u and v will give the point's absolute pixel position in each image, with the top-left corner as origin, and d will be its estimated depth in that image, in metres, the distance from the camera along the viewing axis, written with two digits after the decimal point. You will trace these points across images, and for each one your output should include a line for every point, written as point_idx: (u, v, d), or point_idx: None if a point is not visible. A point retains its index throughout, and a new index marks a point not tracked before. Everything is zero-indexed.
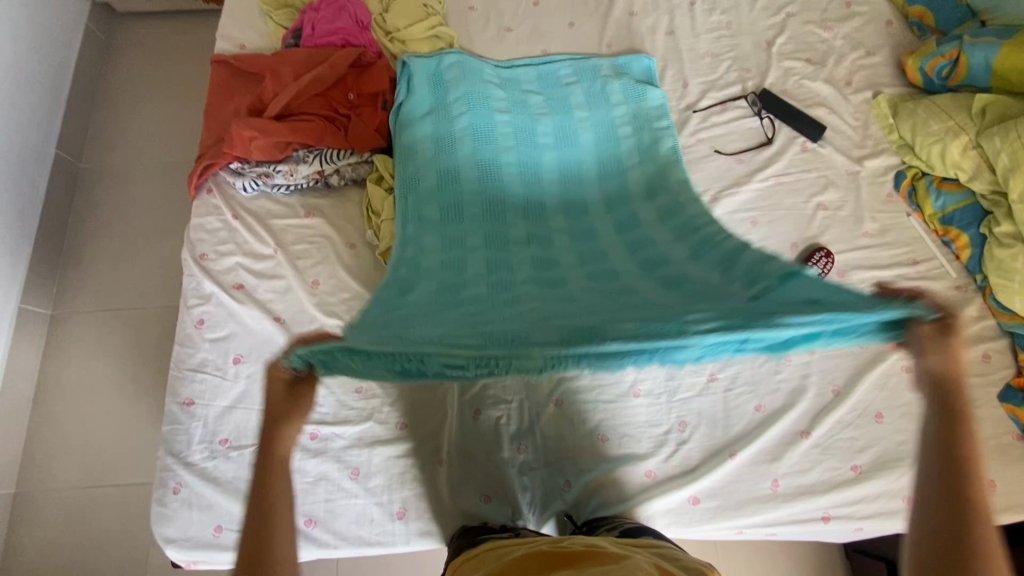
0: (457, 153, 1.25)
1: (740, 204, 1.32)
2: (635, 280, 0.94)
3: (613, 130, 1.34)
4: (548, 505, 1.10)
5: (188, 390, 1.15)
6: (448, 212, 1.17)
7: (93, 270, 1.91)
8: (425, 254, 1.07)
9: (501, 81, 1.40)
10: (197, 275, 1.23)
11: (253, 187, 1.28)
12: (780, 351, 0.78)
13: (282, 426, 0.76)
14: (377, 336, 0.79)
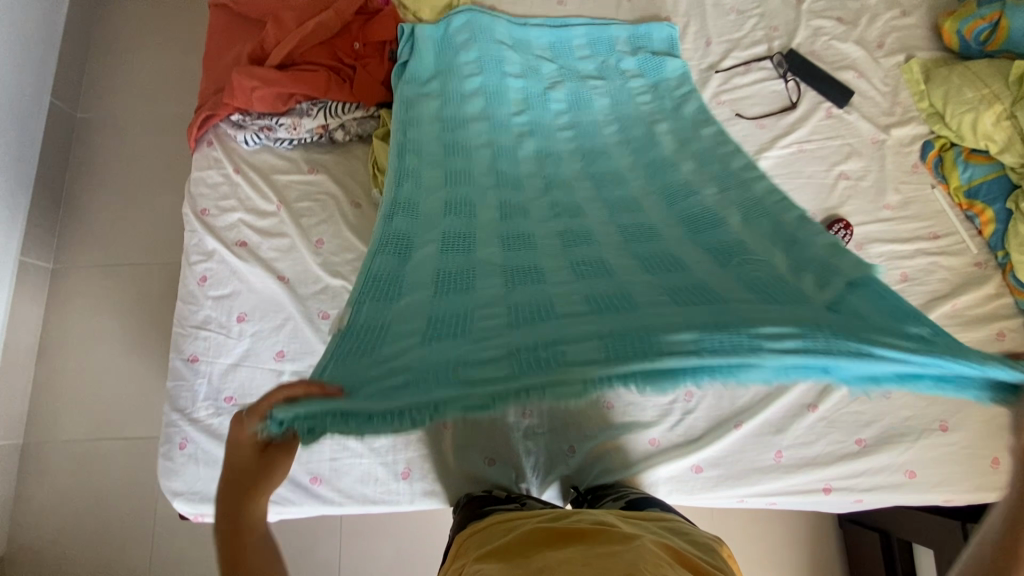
0: (466, 118, 1.18)
1: (759, 171, 1.27)
2: (706, 275, 0.80)
3: (630, 99, 1.26)
4: (553, 469, 1.09)
5: (192, 347, 1.15)
6: (453, 176, 1.05)
7: (93, 224, 1.88)
8: (426, 219, 0.97)
9: (512, 43, 1.33)
10: (199, 230, 1.20)
11: (255, 140, 1.23)
12: (869, 386, 0.67)
13: (266, 479, 0.78)
14: (379, 373, 0.66)
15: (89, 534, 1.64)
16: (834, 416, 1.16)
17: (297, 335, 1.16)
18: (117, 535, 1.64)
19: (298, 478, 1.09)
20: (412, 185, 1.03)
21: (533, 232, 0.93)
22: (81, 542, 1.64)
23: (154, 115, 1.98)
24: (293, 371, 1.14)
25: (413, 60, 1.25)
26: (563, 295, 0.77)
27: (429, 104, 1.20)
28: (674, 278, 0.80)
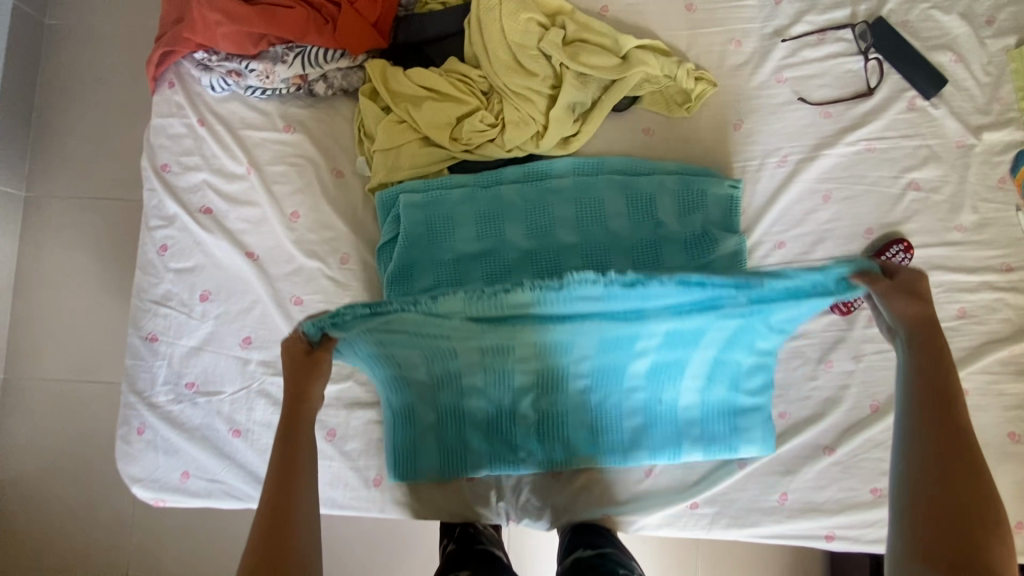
0: (459, 264, 1.02)
1: (814, 172, 1.07)
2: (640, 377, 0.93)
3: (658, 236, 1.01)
4: (539, 499, 1.03)
5: (152, 324, 1.04)
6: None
7: (60, 151, 1.69)
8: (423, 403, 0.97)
9: (522, 176, 1.04)
10: (158, 190, 1.05)
11: (222, 86, 1.05)
12: (767, 307, 0.74)
13: (313, 383, 0.73)
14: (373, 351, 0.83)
15: (73, 474, 1.63)
16: (852, 461, 1.05)
17: (266, 321, 1.04)
18: (102, 479, 1.63)
19: (263, 476, 1.02)
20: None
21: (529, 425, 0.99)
22: (66, 483, 1.63)
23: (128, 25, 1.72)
24: (260, 360, 1.04)
25: (402, 189, 1.02)
26: (524, 416, 0.99)
27: (414, 220, 1.01)
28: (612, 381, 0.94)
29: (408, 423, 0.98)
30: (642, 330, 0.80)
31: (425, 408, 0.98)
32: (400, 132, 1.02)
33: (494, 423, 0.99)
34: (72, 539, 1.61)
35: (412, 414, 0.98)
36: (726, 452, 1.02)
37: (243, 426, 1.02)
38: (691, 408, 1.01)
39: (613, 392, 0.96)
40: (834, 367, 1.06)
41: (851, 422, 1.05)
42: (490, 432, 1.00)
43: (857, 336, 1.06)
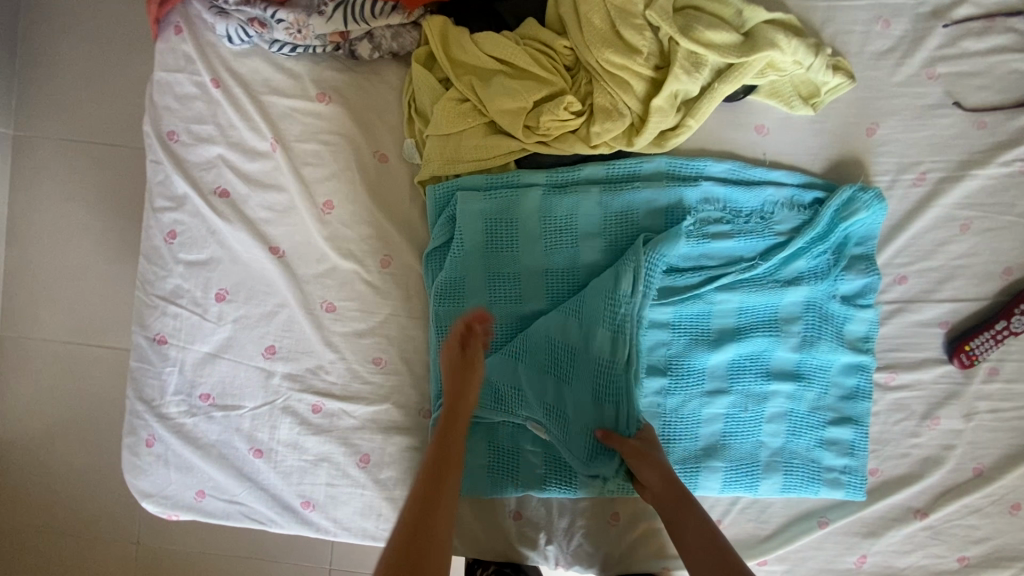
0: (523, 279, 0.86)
1: (955, 195, 0.89)
2: (718, 351, 0.87)
3: (759, 257, 0.86)
4: (592, 547, 0.92)
5: (160, 324, 0.89)
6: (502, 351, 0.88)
7: (29, 74, 1.32)
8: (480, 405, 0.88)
9: (602, 179, 0.86)
10: (164, 164, 0.88)
11: (241, 38, 0.84)
12: (813, 243, 0.86)
13: (467, 401, 0.79)
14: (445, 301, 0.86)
15: (69, 456, 1.34)
16: (942, 527, 0.94)
17: (292, 329, 0.90)
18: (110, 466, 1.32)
19: (287, 500, 0.91)
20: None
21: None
22: (69, 468, 1.35)
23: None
24: (285, 373, 0.90)
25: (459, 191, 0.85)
26: None
27: (472, 224, 0.85)
28: (689, 352, 0.87)
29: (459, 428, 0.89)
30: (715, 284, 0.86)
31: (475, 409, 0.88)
32: (461, 114, 0.83)
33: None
34: (78, 536, 1.34)
35: None
36: (806, 492, 0.89)
37: (265, 445, 0.90)
38: (776, 436, 0.89)
39: (692, 396, 0.88)
40: (940, 424, 0.93)
41: (949, 485, 0.94)
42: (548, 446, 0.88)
43: (973, 392, 0.92)
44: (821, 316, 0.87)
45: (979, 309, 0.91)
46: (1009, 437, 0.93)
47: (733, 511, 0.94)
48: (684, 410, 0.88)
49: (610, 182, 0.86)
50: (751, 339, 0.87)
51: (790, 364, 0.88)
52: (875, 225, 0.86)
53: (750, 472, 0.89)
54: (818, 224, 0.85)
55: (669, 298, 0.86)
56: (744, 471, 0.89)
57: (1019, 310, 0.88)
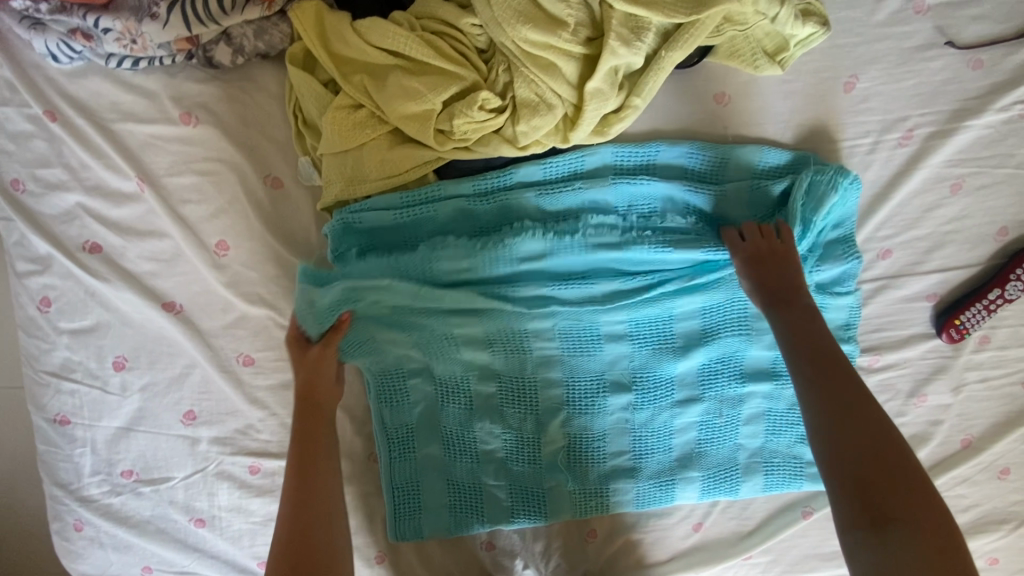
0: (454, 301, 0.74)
1: (945, 154, 0.77)
2: (684, 356, 0.78)
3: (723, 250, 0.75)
4: (574, 566, 0.87)
5: (57, 403, 0.78)
6: (445, 382, 0.77)
7: None
8: (429, 439, 0.79)
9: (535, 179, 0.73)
10: (14, 220, 0.73)
11: (69, 55, 0.68)
12: None
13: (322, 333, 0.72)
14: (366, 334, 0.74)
15: None
16: None
17: (211, 390, 0.79)
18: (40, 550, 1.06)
19: (243, 563, 0.84)
20: (404, 440, 0.79)
21: (558, 463, 0.80)
22: None
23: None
24: (212, 438, 0.80)
25: (365, 212, 0.71)
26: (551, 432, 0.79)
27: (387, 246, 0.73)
28: (653, 358, 0.78)
29: (409, 469, 0.80)
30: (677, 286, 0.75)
31: (421, 446, 0.79)
32: (357, 123, 0.68)
33: (514, 466, 0.80)
34: None
35: (415, 460, 0.80)
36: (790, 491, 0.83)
37: (206, 513, 0.82)
38: (755, 437, 0.82)
39: (661, 408, 0.80)
40: (929, 400, 0.86)
41: (938, 458, 0.89)
42: (508, 480, 0.79)
43: (961, 364, 0.85)
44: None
45: (970, 276, 0.82)
46: (999, 404, 0.87)
47: (714, 512, 0.89)
48: (653, 424, 0.80)
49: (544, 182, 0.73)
50: (718, 338, 0.78)
51: (763, 362, 0.80)
52: (852, 204, 0.75)
53: (729, 478, 0.82)
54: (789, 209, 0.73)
55: (624, 307, 0.75)
56: (723, 478, 0.82)
57: (1014, 275, 0.79)
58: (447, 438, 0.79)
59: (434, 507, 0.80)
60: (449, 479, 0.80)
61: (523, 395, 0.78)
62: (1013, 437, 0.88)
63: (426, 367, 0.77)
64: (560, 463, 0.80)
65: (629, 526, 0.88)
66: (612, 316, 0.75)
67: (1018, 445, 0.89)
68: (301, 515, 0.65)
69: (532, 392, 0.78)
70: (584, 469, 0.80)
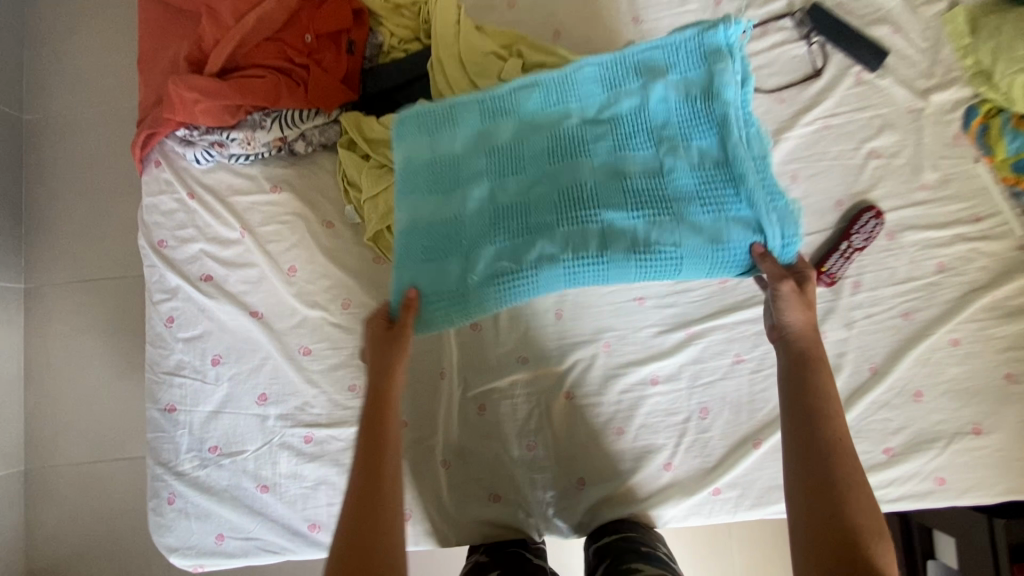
0: (520, 173, 0.89)
1: (779, 155, 1.13)
2: (627, 198, 0.85)
3: (692, 179, 0.85)
4: (567, 508, 1.05)
5: (169, 395, 1.07)
6: (485, 180, 0.89)
7: (34, 247, 1.65)
8: (474, 225, 0.88)
9: (630, 167, 0.86)
10: (158, 265, 1.09)
11: (207, 158, 1.10)
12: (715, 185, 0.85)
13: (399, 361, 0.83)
14: (451, 198, 0.90)
15: (110, 550, 1.59)
16: (861, 425, 1.08)
17: (278, 376, 1.07)
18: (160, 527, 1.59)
19: (297, 526, 1.04)
20: (454, 171, 0.91)
21: (563, 231, 0.84)
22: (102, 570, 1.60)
23: (107, 91, 1.68)
24: (278, 414, 1.07)
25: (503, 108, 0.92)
26: (539, 214, 0.86)
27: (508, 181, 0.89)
28: (637, 164, 0.87)
29: (474, 172, 0.90)
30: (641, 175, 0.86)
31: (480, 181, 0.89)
32: (381, 175, 1.06)
33: (500, 214, 0.87)
34: None
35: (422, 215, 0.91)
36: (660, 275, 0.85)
37: (270, 480, 1.05)
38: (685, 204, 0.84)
39: (639, 187, 0.85)
40: (829, 336, 1.10)
41: (854, 387, 1.09)
42: (510, 221, 0.87)
43: (846, 304, 1.10)
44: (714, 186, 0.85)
45: (828, 236, 1.11)
46: (889, 335, 1.10)
47: (681, 454, 1.07)
48: (616, 173, 0.86)
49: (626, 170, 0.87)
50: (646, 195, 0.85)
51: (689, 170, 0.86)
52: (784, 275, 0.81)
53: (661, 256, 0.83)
54: (740, 183, 0.84)
55: (633, 176, 0.86)
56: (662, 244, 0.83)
57: (855, 229, 1.09)
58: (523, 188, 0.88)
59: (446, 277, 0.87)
60: (470, 219, 0.88)
61: (553, 199, 0.86)
62: (910, 362, 1.09)
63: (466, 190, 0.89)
64: (570, 236, 0.84)
65: (613, 476, 1.06)
66: (681, 174, 0.86)
67: (919, 369, 1.09)
68: (361, 508, 0.77)
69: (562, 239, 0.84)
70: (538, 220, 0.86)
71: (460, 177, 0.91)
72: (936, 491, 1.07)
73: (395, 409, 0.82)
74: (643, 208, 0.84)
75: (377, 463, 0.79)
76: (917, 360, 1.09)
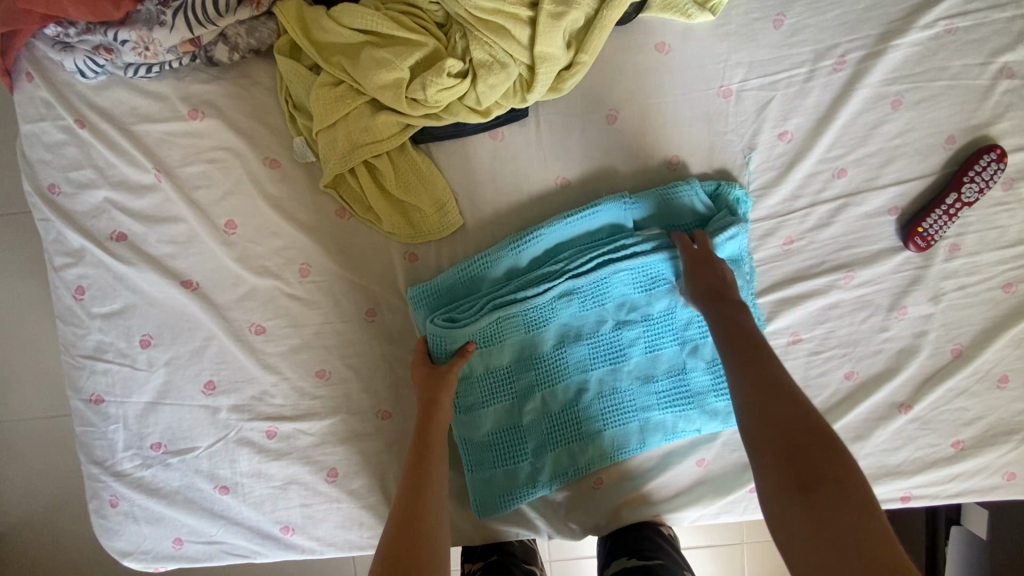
0: (540, 363, 0.85)
1: (882, 71, 0.83)
2: (648, 386, 0.86)
3: (703, 384, 0.86)
4: (579, 508, 0.90)
5: (92, 383, 0.86)
6: (500, 375, 0.84)
7: None
8: (491, 358, 0.83)
9: (649, 371, 0.86)
10: (52, 220, 0.83)
11: (94, 70, 0.79)
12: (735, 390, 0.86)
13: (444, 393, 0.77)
14: (480, 384, 0.84)
15: None
16: (931, 415, 0.91)
17: (227, 359, 0.86)
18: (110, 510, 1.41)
19: (267, 529, 0.89)
20: (493, 327, 0.81)
21: (600, 386, 0.86)
22: None
23: None
24: (231, 406, 0.87)
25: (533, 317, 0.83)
26: (556, 363, 0.85)
27: (523, 423, 0.85)
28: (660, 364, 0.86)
29: (510, 326, 0.82)
30: (657, 370, 0.86)
31: (514, 336, 0.83)
32: (337, 97, 0.77)
33: (522, 369, 0.85)
34: None
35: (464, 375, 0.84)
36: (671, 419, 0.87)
37: (229, 481, 0.88)
38: (694, 387, 0.86)
39: (657, 372, 0.86)
40: (909, 312, 0.89)
41: (930, 372, 0.90)
42: (563, 341, 0.85)
43: (935, 274, 0.88)
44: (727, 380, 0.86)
45: (927, 185, 0.86)
46: (983, 310, 0.89)
47: (718, 451, 0.91)
48: (628, 387, 0.86)
49: (650, 373, 0.86)
50: (664, 385, 0.86)
51: (702, 376, 0.87)
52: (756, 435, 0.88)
53: (673, 385, 0.86)
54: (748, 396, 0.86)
55: (652, 375, 0.86)
56: (677, 387, 0.87)
57: (968, 177, 0.83)
58: (561, 344, 0.85)
59: (472, 371, 0.83)
60: (515, 368, 0.85)
61: (563, 412, 0.86)
62: (1002, 343, 0.89)
63: (484, 379, 0.84)
64: (612, 411, 0.86)
65: (634, 474, 0.90)
66: (700, 376, 0.86)
67: (1010, 352, 0.90)
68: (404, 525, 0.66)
69: (580, 416, 0.86)
70: (557, 345, 0.85)
71: (486, 352, 0.83)
72: (1003, 487, 0.93)
73: (441, 422, 0.76)
74: (663, 410, 0.87)
75: (416, 485, 0.70)
76: (1011, 341, 0.89)
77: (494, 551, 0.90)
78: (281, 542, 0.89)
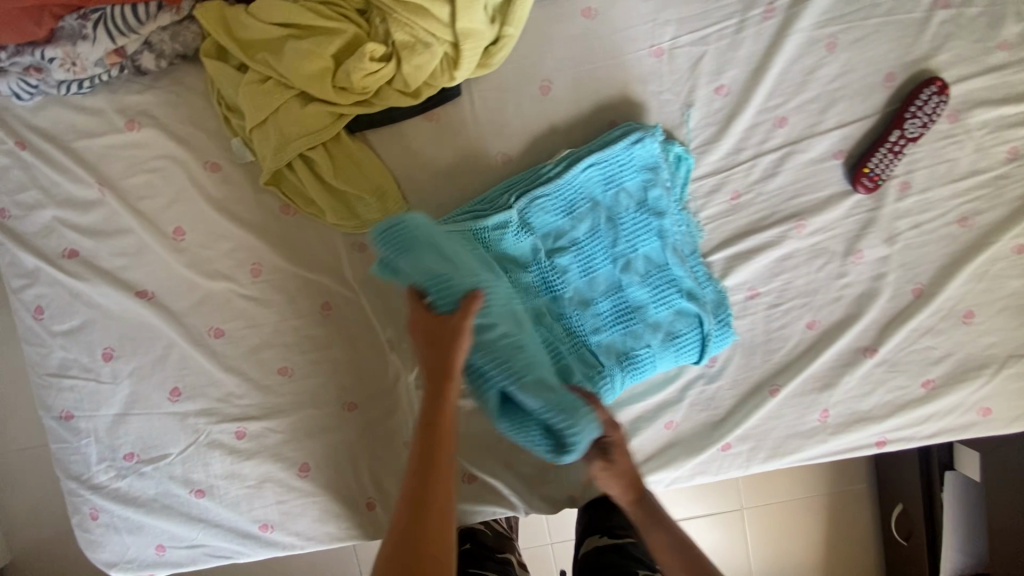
0: None
1: (813, 14, 0.82)
2: (588, 311, 0.85)
3: (642, 300, 0.85)
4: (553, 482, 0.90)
5: (61, 400, 0.87)
6: None
7: None
8: None
9: (587, 295, 0.85)
10: (3, 244, 0.84)
11: (28, 91, 0.80)
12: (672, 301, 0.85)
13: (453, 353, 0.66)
14: None
15: None
16: (898, 357, 0.90)
17: (190, 365, 0.87)
18: None
19: (246, 528, 0.90)
20: None
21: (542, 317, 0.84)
22: None
23: None
24: (198, 411, 0.88)
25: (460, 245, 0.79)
26: None
27: None
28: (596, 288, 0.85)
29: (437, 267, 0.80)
30: (596, 294, 0.85)
31: None
32: (266, 93, 0.77)
33: None
34: None
35: None
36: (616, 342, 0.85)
37: (204, 484, 0.89)
38: (633, 306, 0.86)
39: (595, 295, 0.85)
40: (865, 256, 0.88)
41: (892, 314, 0.89)
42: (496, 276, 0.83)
43: (888, 214, 0.87)
44: (665, 293, 0.85)
45: (871, 125, 0.85)
46: (941, 247, 0.88)
47: (685, 411, 0.91)
48: (569, 314, 0.84)
49: (588, 296, 0.85)
50: (603, 306, 0.85)
51: (640, 292, 0.85)
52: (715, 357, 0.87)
53: (613, 306, 0.85)
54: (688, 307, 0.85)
55: (591, 299, 0.85)
56: (616, 308, 0.85)
57: (910, 113, 0.82)
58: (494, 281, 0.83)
59: None
60: None
61: None
62: (964, 278, 0.88)
63: None
64: None
65: None
66: (638, 290, 0.85)
67: (973, 286, 0.88)
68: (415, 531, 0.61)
69: None
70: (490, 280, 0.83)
71: None
72: (980, 423, 0.91)
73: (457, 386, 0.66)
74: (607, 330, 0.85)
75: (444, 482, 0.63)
76: (973, 275, 0.88)
77: (466, 540, 0.89)
78: (261, 540, 0.90)
